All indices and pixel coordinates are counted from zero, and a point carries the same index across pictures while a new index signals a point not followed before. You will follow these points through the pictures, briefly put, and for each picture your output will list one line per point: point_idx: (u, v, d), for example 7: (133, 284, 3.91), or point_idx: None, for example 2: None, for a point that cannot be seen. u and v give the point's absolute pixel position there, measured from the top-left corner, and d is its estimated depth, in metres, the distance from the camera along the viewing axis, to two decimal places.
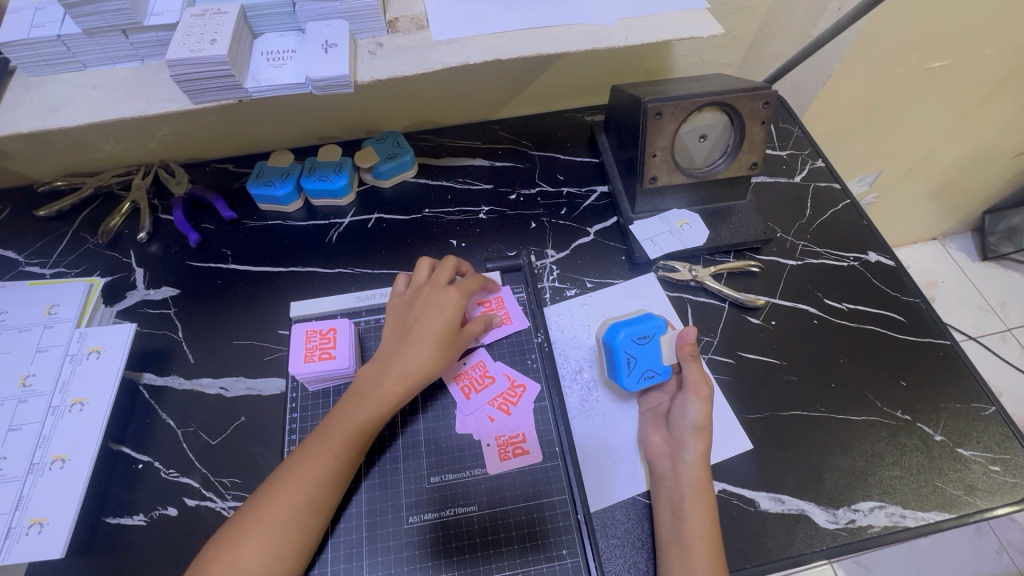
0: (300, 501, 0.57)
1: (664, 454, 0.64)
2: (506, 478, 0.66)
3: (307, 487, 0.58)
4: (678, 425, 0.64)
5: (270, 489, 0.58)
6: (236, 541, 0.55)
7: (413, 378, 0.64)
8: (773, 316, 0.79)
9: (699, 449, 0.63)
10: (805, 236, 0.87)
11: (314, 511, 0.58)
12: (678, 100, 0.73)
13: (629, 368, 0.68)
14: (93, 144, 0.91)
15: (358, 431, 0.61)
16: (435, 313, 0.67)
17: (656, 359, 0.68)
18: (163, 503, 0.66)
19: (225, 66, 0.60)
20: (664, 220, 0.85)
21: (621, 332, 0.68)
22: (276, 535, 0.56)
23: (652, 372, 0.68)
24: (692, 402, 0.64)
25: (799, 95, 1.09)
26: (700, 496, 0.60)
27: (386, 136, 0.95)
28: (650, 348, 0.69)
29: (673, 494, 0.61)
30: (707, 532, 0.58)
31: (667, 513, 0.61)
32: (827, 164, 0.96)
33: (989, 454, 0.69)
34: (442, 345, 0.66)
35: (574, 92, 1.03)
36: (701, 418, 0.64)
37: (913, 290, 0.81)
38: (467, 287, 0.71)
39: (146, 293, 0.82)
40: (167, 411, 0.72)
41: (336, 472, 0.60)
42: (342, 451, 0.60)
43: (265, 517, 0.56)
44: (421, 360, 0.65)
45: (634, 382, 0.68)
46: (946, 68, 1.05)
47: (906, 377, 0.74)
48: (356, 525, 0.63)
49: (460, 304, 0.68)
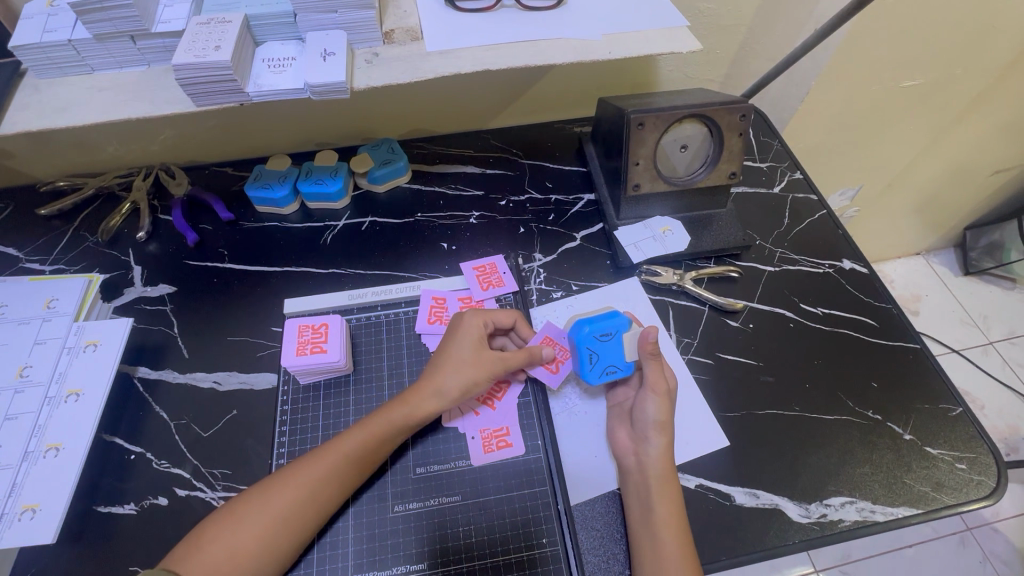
0: (302, 496, 0.60)
1: (629, 449, 0.66)
2: (489, 470, 0.68)
3: (311, 484, 0.60)
4: (640, 421, 0.66)
5: (267, 482, 0.61)
6: (229, 526, 0.57)
7: (433, 397, 0.65)
8: (751, 319, 0.82)
9: (663, 443, 0.65)
10: (783, 244, 0.91)
11: (316, 506, 0.60)
12: (659, 111, 0.77)
13: (592, 362, 0.70)
14: (96, 145, 0.93)
15: (367, 443, 0.63)
16: (456, 340, 0.69)
17: (618, 356, 0.70)
18: (153, 493, 0.68)
19: (227, 71, 0.63)
20: (647, 226, 0.88)
21: (585, 327, 0.69)
22: (274, 525, 0.58)
23: (614, 367, 0.70)
24: (651, 399, 0.66)
25: (780, 111, 1.14)
26: (666, 487, 0.62)
27: (382, 142, 0.98)
28: (613, 345, 0.70)
29: (641, 487, 0.63)
30: (674, 521, 0.60)
31: (638, 505, 0.62)
32: (805, 175, 1.00)
33: (956, 452, 0.71)
34: (458, 366, 0.67)
35: (563, 104, 1.07)
36: (661, 414, 0.66)
37: (885, 295, 0.85)
38: (487, 313, 0.71)
39: (144, 289, 0.85)
40: (160, 404, 0.74)
41: (343, 475, 0.62)
42: (351, 454, 0.62)
43: (258, 505, 0.58)
44: (442, 382, 0.66)
45: (596, 376, 0.70)
46: (918, 88, 1.10)
47: (877, 379, 0.77)
48: (343, 514, 0.64)
49: (478, 329, 0.69)
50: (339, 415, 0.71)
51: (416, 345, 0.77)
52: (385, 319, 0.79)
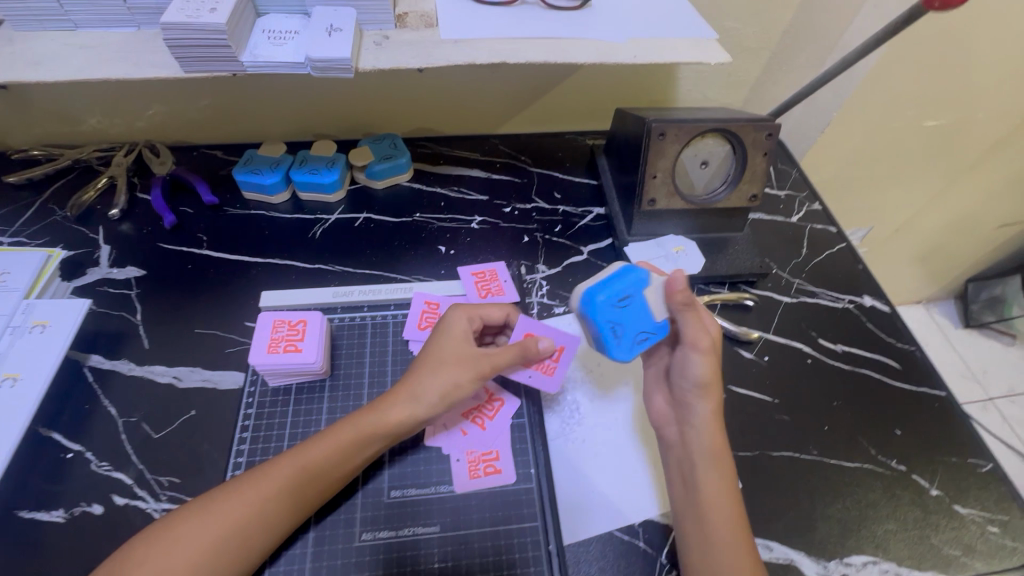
0: (254, 514, 0.52)
1: (670, 418, 0.62)
2: (472, 498, 0.60)
3: (264, 501, 0.52)
4: (680, 385, 0.60)
5: (219, 493, 0.53)
6: (166, 543, 0.49)
7: (408, 404, 0.57)
8: (766, 352, 0.77)
9: (708, 408, 0.59)
10: (800, 275, 0.86)
11: (272, 526, 0.52)
12: (682, 122, 0.73)
13: (618, 337, 0.60)
14: (77, 114, 0.87)
15: (331, 459, 0.55)
16: (439, 337, 0.61)
17: (648, 318, 0.60)
18: (86, 499, 0.59)
19: (222, 36, 0.58)
20: (660, 244, 0.83)
21: (598, 297, 0.59)
22: (221, 544, 0.50)
23: (646, 333, 0.60)
24: (694, 357, 0.58)
25: (797, 141, 1.10)
26: (715, 461, 0.57)
27: (385, 136, 0.93)
28: (635, 307, 0.60)
29: (683, 460, 0.58)
30: (726, 497, 0.55)
31: (681, 478, 0.58)
32: (824, 207, 0.96)
33: (987, 513, 0.65)
34: (440, 368, 0.58)
35: (577, 115, 1.02)
36: (705, 373, 0.58)
37: (908, 336, 0.79)
38: (473, 307, 0.64)
39: (109, 271, 0.77)
40: (110, 398, 0.66)
41: (304, 492, 0.54)
42: (313, 468, 0.55)
43: (201, 520, 0.51)
44: (419, 387, 0.58)
45: (626, 351, 0.60)
46: (940, 129, 1.08)
47: (901, 427, 0.71)
48: (300, 539, 0.56)
49: (464, 325, 0.62)
50: (308, 424, 0.64)
51: (403, 352, 0.70)
52: (371, 322, 0.73)
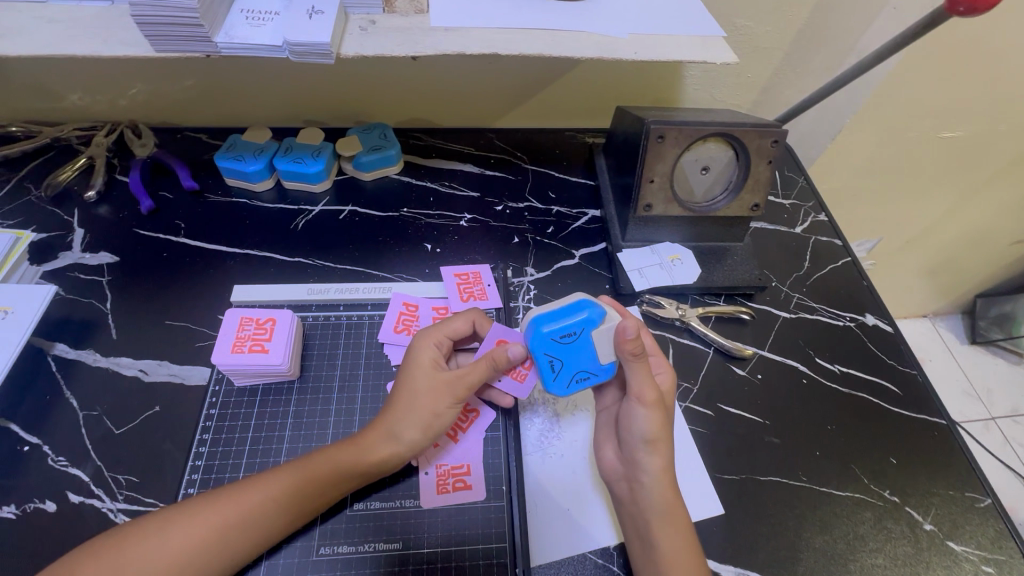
0: (209, 540, 0.49)
1: (619, 473, 0.58)
2: (439, 514, 0.57)
3: (222, 526, 0.49)
4: (627, 440, 0.56)
5: (174, 513, 0.50)
6: (112, 562, 0.47)
7: (385, 440, 0.55)
8: (759, 369, 0.73)
9: (656, 465, 0.55)
10: (801, 289, 0.82)
11: (225, 555, 0.49)
12: (683, 125, 0.69)
13: (554, 374, 0.57)
14: (58, 91, 0.84)
15: (296, 491, 0.52)
16: (407, 369, 0.58)
17: (590, 359, 0.57)
18: (40, 496, 0.57)
19: (193, 14, 0.54)
20: (654, 252, 0.79)
21: (543, 330, 0.55)
22: (169, 572, 0.47)
23: (583, 374, 0.57)
24: (639, 413, 0.55)
25: (807, 147, 1.05)
26: (670, 520, 0.53)
27: (374, 126, 0.89)
28: (580, 346, 0.57)
29: (636, 518, 0.54)
30: (681, 559, 0.51)
31: (637, 537, 0.54)
32: (831, 218, 0.92)
33: (983, 551, 0.61)
34: (412, 403, 0.56)
35: (576, 111, 0.98)
36: (653, 429, 0.55)
37: (910, 359, 0.76)
38: (436, 331, 0.60)
39: (81, 256, 0.75)
40: (73, 390, 0.64)
41: (263, 520, 0.51)
42: (278, 497, 0.52)
43: (151, 539, 0.48)
44: (393, 423, 0.55)
45: (561, 388, 0.58)
46: (957, 140, 1.03)
47: (896, 456, 0.68)
48: (255, 567, 0.53)
49: (430, 352, 0.59)
50: (272, 428, 0.62)
51: (376, 355, 0.68)
52: (346, 322, 0.70)
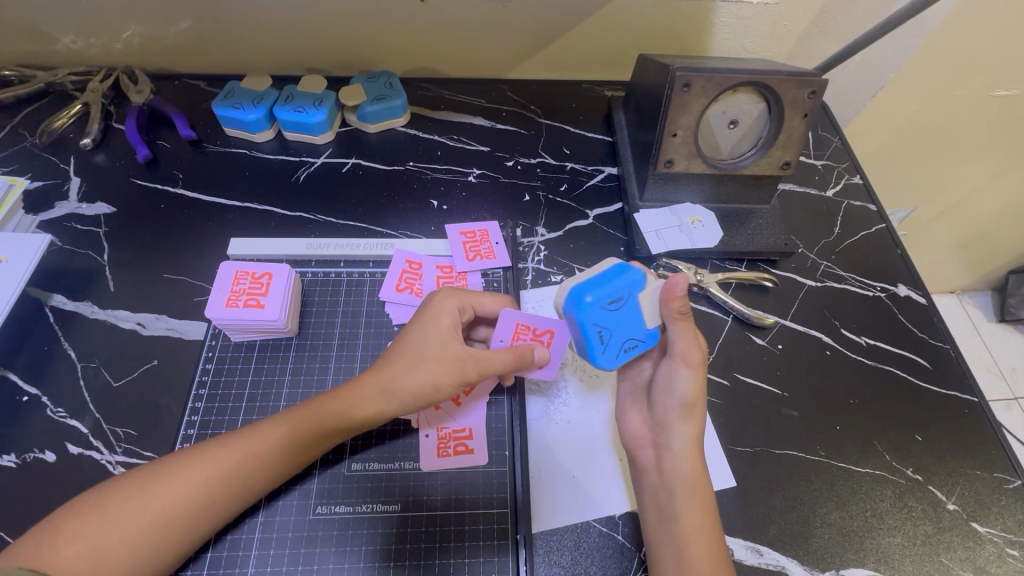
0: (194, 497, 0.48)
1: (645, 438, 0.56)
2: (438, 477, 0.56)
3: (208, 483, 0.49)
4: (662, 404, 0.55)
5: (161, 468, 0.49)
6: (99, 516, 0.46)
7: (382, 397, 0.53)
8: (780, 339, 0.69)
9: (690, 433, 0.53)
10: (829, 257, 0.77)
11: (211, 510, 0.49)
12: (712, 72, 0.63)
13: (603, 345, 0.53)
14: (49, 32, 0.80)
15: (284, 449, 0.51)
16: (421, 323, 0.55)
17: (637, 325, 0.54)
18: (40, 446, 0.56)
19: None
20: (673, 213, 0.75)
21: (588, 298, 0.51)
22: (155, 527, 0.47)
23: (632, 342, 0.54)
24: (682, 374, 0.53)
25: (844, 105, 0.98)
26: (695, 491, 0.51)
27: (380, 74, 0.84)
28: (625, 313, 0.53)
29: (658, 489, 0.53)
30: (705, 533, 0.49)
31: (655, 508, 0.52)
32: (866, 181, 0.86)
33: (1008, 534, 0.58)
34: (418, 361, 0.53)
35: (594, 61, 0.91)
36: (691, 393, 0.54)
37: (944, 333, 0.71)
38: (464, 296, 0.57)
39: (78, 206, 0.73)
40: (71, 342, 0.62)
41: (252, 477, 0.50)
42: (263, 454, 0.50)
43: (135, 497, 0.47)
44: (392, 379, 0.53)
45: (611, 359, 0.54)
46: (1010, 99, 0.94)
47: (922, 432, 0.64)
48: (248, 521, 0.53)
49: (451, 312, 0.56)
50: (269, 385, 0.60)
51: (378, 315, 0.66)
52: (347, 280, 0.68)
